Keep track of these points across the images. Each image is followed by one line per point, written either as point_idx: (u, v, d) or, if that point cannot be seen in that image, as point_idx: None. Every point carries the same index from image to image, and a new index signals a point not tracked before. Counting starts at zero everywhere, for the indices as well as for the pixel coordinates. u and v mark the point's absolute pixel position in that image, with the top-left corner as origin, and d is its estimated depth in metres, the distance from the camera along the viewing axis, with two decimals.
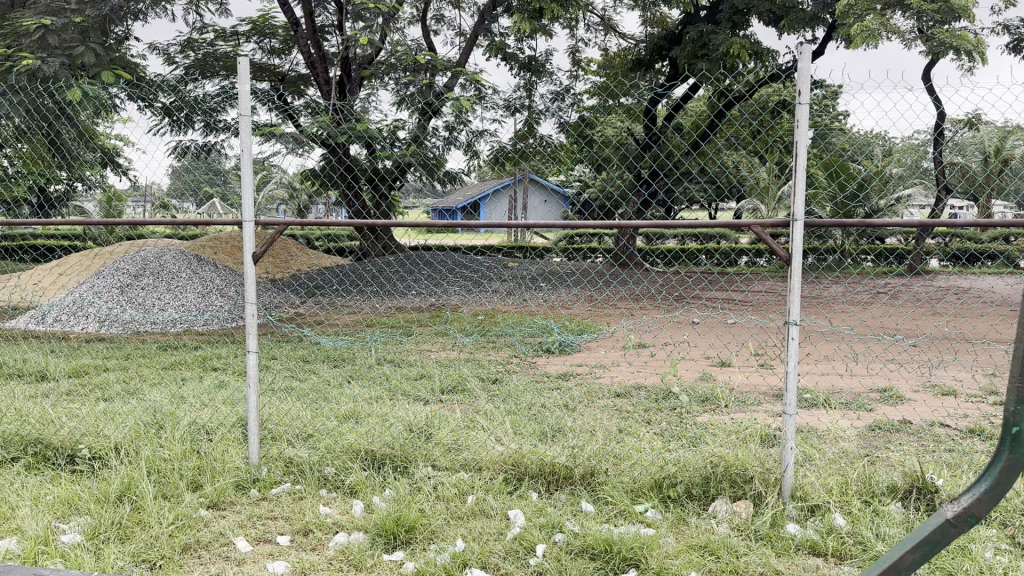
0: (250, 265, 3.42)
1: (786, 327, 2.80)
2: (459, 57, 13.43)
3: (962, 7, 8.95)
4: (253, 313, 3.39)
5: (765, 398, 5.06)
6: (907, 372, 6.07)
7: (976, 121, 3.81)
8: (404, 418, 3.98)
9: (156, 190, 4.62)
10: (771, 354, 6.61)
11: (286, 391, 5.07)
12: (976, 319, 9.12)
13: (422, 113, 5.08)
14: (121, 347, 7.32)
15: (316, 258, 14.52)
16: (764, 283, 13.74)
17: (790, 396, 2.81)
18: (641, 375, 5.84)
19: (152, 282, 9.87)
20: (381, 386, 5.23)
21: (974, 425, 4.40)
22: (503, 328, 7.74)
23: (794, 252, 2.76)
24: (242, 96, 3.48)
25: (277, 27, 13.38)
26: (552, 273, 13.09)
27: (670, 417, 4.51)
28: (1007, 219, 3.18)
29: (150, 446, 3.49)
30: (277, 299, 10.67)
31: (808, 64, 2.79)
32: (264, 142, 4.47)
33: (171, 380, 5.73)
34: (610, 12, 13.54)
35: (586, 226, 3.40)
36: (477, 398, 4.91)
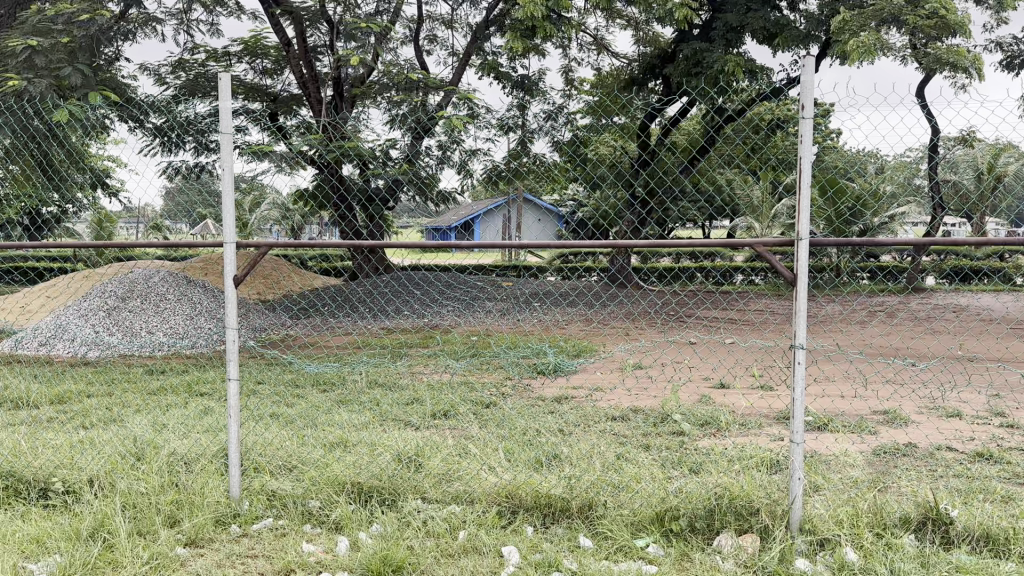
0: (230, 288, 3.27)
1: (792, 351, 2.67)
2: (452, 77, 13.37)
3: (959, 23, 8.92)
4: (235, 339, 3.25)
5: (767, 422, 4.92)
6: (909, 393, 5.94)
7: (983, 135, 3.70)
8: (393, 446, 3.82)
9: (146, 212, 4.50)
10: (770, 374, 6.49)
11: (271, 417, 4.91)
12: (976, 337, 9.01)
13: (413, 131, 4.97)
14: (105, 372, 7.15)
15: (308, 279, 14.38)
16: (761, 302, 13.63)
17: (798, 422, 2.68)
18: (638, 398, 5.70)
19: (140, 304, 9.71)
20: (371, 411, 5.08)
21: (982, 449, 4.26)
22: (496, 349, 7.60)
23: (799, 273, 2.64)
24: (224, 113, 3.34)
25: (268, 48, 13.30)
26: (547, 293, 12.96)
27: (669, 443, 4.36)
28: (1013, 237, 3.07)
29: (127, 479, 3.33)
30: (268, 321, 10.52)
31: (811, 75, 2.68)
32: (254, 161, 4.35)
33: (155, 406, 5.57)
34: (603, 31, 13.51)
35: (584, 247, 3.28)
36: (470, 424, 4.76)
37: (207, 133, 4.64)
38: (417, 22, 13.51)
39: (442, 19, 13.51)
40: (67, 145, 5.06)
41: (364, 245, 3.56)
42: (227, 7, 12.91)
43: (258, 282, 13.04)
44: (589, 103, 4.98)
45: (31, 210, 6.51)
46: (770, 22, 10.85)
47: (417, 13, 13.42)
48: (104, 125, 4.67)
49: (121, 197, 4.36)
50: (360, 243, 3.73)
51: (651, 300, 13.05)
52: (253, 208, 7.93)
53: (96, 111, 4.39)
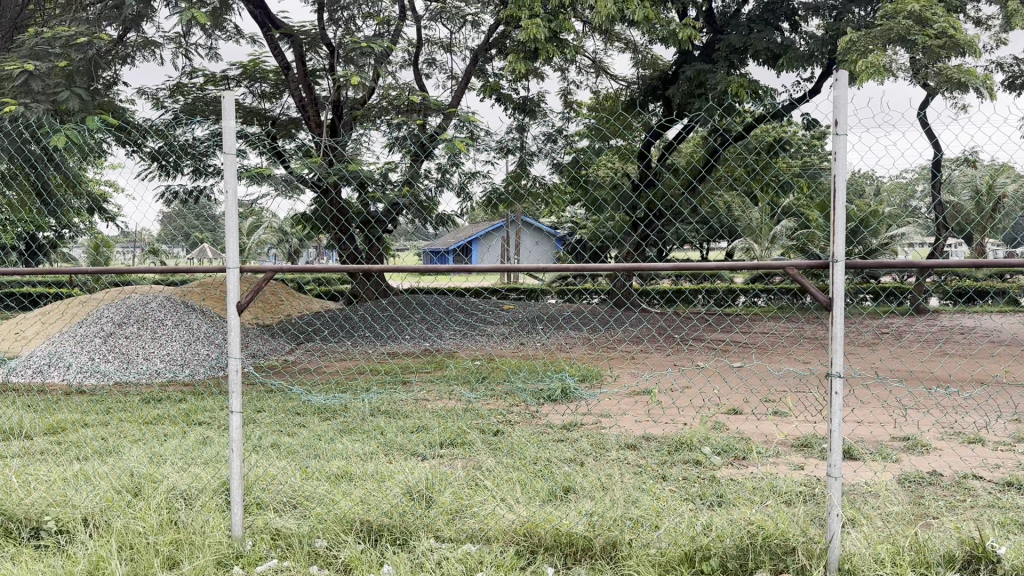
0: (233, 315, 3.12)
1: (828, 380, 2.53)
2: (451, 99, 13.32)
3: (967, 43, 8.82)
4: (238, 369, 3.09)
5: (785, 449, 4.76)
6: (926, 419, 5.79)
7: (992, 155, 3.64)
8: (403, 478, 3.68)
9: (146, 237, 4.39)
10: (784, 398, 6.34)
11: (273, 448, 4.75)
12: (985, 360, 8.87)
13: (414, 153, 4.90)
14: (101, 400, 6.96)
15: (307, 304, 14.21)
16: (765, 325, 13.50)
17: (837, 454, 2.54)
18: (650, 425, 5.54)
19: (137, 330, 9.56)
20: (375, 440, 4.92)
21: (1010, 477, 4.12)
22: (501, 374, 7.45)
23: (835, 297, 2.52)
24: (228, 132, 3.19)
25: (268, 72, 13.23)
26: (549, 316, 12.83)
27: (686, 472, 4.22)
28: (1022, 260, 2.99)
29: (124, 518, 3.18)
30: (267, 346, 10.37)
31: (844, 90, 2.56)
32: (252, 185, 4.26)
33: (152, 436, 5.40)
34: (602, 54, 13.50)
35: (597, 270, 3.16)
36: (478, 453, 4.61)
37: (208, 157, 4.55)
38: (417, 45, 13.48)
39: (441, 43, 13.49)
40: (67, 168, 4.95)
41: (371, 268, 3.42)
42: (226, 31, 12.88)
43: (258, 307, 12.89)
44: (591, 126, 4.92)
45: (27, 236, 6.39)
46: (774, 44, 10.82)
47: (417, 37, 13.41)
48: (103, 149, 4.55)
49: (120, 223, 4.26)
50: (363, 268, 3.60)
51: (651, 322, 12.94)
52: (253, 233, 7.83)
53: (96, 136, 4.29)
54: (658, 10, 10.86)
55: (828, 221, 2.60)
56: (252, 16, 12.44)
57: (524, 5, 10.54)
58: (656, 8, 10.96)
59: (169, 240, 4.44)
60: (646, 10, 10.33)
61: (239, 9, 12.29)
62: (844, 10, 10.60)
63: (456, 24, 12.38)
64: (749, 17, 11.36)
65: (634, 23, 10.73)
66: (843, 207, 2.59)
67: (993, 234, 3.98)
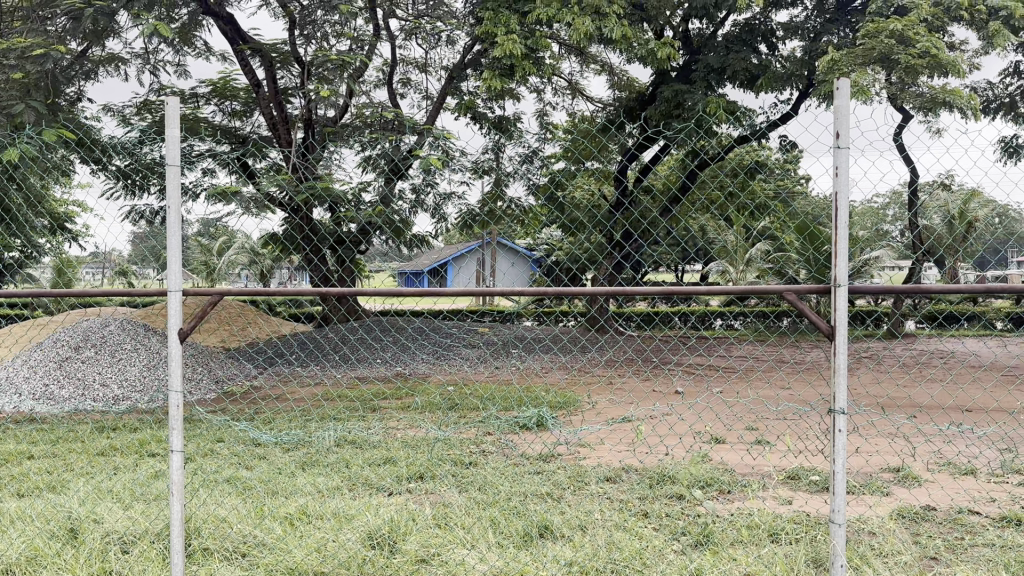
0: (175, 344, 2.83)
1: (832, 418, 2.31)
2: (426, 119, 13.09)
3: (949, 63, 8.72)
4: (178, 404, 2.80)
5: (769, 482, 4.50)
6: (913, 448, 5.59)
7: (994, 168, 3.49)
8: (364, 521, 3.38)
9: (113, 258, 4.15)
10: (766, 427, 6.10)
11: (227, 483, 4.43)
12: (969, 386, 8.70)
13: (385, 173, 4.70)
14: (50, 429, 6.57)
15: (277, 326, 13.83)
16: (743, 349, 13.35)
17: (841, 497, 2.36)
18: (630, 456, 5.27)
19: (95, 353, 9.19)
20: (340, 474, 4.62)
21: (1006, 511, 3.89)
22: (474, 401, 7.14)
23: (838, 326, 2.31)
24: (171, 143, 2.90)
25: (238, 90, 12.93)
26: (524, 339, 12.57)
27: (669, 508, 3.96)
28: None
29: (50, 571, 2.87)
30: (231, 372, 9.98)
31: (846, 99, 2.35)
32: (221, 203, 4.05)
33: (101, 469, 5.06)
34: (578, 75, 13.39)
35: (573, 294, 2.91)
36: (448, 487, 4.32)
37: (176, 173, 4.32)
38: (391, 64, 13.28)
39: (416, 63, 13.28)
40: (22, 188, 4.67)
41: (332, 292, 3.13)
42: (195, 48, 12.59)
43: (224, 329, 12.50)
44: (566, 147, 4.74)
45: None
46: (753, 64, 10.76)
47: (391, 56, 13.20)
48: (62, 164, 4.28)
49: (83, 244, 4.01)
50: (327, 291, 3.31)
51: (630, 346, 12.74)
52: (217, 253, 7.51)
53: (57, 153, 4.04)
54: (636, 30, 10.76)
55: (827, 243, 2.39)
56: (222, 31, 12.20)
57: (500, 22, 10.37)
58: (633, 27, 10.86)
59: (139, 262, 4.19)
60: (624, 29, 10.21)
61: (209, 25, 12.05)
62: (823, 32, 10.56)
63: (430, 42, 12.20)
64: (727, 38, 11.29)
65: (611, 42, 10.60)
66: (844, 229, 2.39)
67: (991, 256, 3.81)
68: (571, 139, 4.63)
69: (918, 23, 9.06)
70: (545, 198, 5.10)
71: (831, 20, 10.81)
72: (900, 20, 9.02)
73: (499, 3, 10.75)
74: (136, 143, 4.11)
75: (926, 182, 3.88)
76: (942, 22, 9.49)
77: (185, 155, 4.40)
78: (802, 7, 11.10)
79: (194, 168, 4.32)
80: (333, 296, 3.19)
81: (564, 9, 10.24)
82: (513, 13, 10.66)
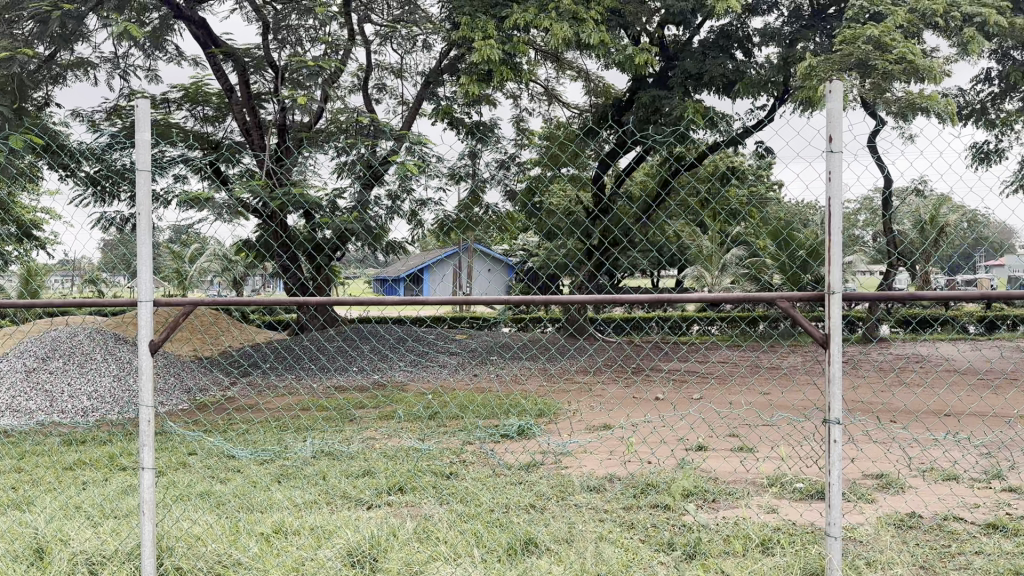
0: (145, 357, 2.72)
1: (827, 428, 2.30)
2: (402, 125, 12.98)
3: (926, 68, 8.77)
4: (149, 420, 2.69)
5: (754, 490, 4.44)
6: (894, 453, 5.58)
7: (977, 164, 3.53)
8: (344, 538, 3.27)
9: (85, 266, 4.01)
10: (748, 433, 6.07)
11: (202, 499, 4.31)
12: (946, 390, 8.74)
13: (362, 179, 4.62)
14: (16, 444, 6.37)
15: (250, 335, 13.63)
16: (721, 354, 13.37)
17: (837, 507, 2.36)
18: (613, 464, 5.21)
19: (63, 364, 8.96)
20: (317, 487, 4.50)
21: (993, 518, 3.86)
22: (454, 410, 7.04)
23: (832, 333, 2.29)
24: (142, 147, 2.79)
25: (210, 95, 12.73)
26: (502, 346, 12.50)
27: (654, 519, 3.88)
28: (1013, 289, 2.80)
29: None
30: (205, 382, 9.78)
31: (838, 102, 2.31)
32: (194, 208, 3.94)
33: (69, 484, 4.90)
34: (554, 81, 13.36)
35: (555, 302, 2.85)
36: (429, 499, 4.22)
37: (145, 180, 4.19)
38: (366, 69, 13.17)
39: (391, 68, 13.17)
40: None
41: (310, 302, 3.03)
42: (167, 52, 12.39)
43: (197, 338, 12.29)
44: (543, 152, 4.69)
45: None
46: (729, 70, 10.87)
47: (366, 61, 13.08)
48: (29, 170, 4.14)
49: (53, 252, 3.88)
50: (303, 299, 3.21)
51: (608, 352, 12.71)
52: (190, 259, 7.37)
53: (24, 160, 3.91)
54: (613, 35, 10.74)
55: (820, 249, 2.36)
56: (194, 35, 12.03)
57: (477, 27, 10.30)
58: (611, 32, 10.84)
59: (109, 269, 4.07)
60: (602, 34, 10.19)
61: (181, 29, 11.87)
62: (799, 38, 10.61)
63: (406, 47, 12.10)
64: (704, 44, 11.32)
65: (588, 47, 10.58)
66: (837, 234, 2.36)
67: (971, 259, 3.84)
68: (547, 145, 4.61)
69: (894, 30, 9.12)
70: (524, 205, 5.06)
71: (807, 26, 10.87)
72: (876, 26, 9.09)
73: (476, 8, 10.69)
74: (106, 147, 4.00)
75: (908, 185, 3.89)
76: (917, 28, 9.57)
77: (156, 160, 4.28)
78: (778, 13, 11.16)
79: (166, 175, 4.20)
80: (310, 305, 3.09)
81: (542, 14, 10.25)
82: (490, 17, 10.60)
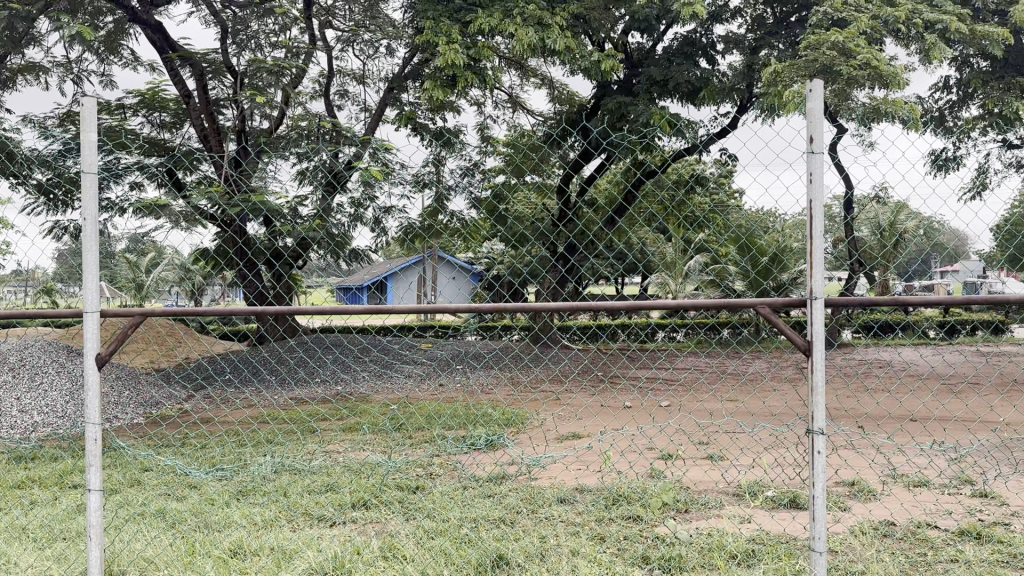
0: (93, 371, 2.56)
1: (810, 438, 2.32)
2: (364, 132, 12.81)
3: (890, 75, 8.85)
4: (97, 439, 2.53)
5: (728, 499, 4.38)
6: (863, 459, 5.57)
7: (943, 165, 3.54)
8: (307, 562, 3.12)
9: (41, 276, 3.83)
10: (717, 441, 6.02)
11: (158, 517, 4.12)
12: (910, 396, 8.81)
13: (325, 187, 4.50)
14: None
15: (209, 346, 13.32)
16: (687, 361, 13.40)
17: (821, 520, 2.37)
18: (583, 474, 5.11)
19: (11, 378, 8.63)
20: (278, 504, 4.34)
21: (966, 525, 3.84)
22: (420, 421, 6.90)
23: (815, 340, 2.31)
24: (86, 149, 2.63)
25: (167, 101, 12.44)
26: (468, 355, 12.36)
27: (628, 531, 3.80)
28: (990, 297, 2.78)
29: None
30: (162, 395, 9.50)
31: (818, 103, 2.30)
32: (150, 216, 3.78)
33: (14, 504, 4.66)
34: (518, 88, 13.30)
35: (530, 310, 2.78)
36: (396, 514, 4.09)
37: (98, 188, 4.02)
38: (328, 76, 12.99)
39: (353, 74, 13.01)
40: None
41: (273, 312, 2.89)
42: (122, 57, 12.09)
43: (154, 350, 11.96)
44: (508, 159, 4.62)
45: None
46: (694, 77, 10.94)
47: (327, 67, 12.91)
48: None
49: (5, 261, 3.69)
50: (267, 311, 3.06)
51: (575, 360, 12.66)
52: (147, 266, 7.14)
53: None
54: (579, 41, 10.72)
55: (803, 252, 2.36)
56: (150, 40, 11.74)
57: (441, 32, 10.20)
58: (576, 38, 10.82)
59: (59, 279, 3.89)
60: (567, 39, 10.16)
61: (137, 33, 11.59)
62: (762, 45, 10.70)
63: (369, 52, 11.95)
64: (669, 51, 11.38)
65: (554, 53, 10.53)
66: (818, 237, 2.36)
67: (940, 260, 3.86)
68: (513, 151, 4.55)
69: (857, 37, 9.22)
70: (489, 212, 5.00)
71: (770, 34, 10.97)
72: (840, 33, 9.18)
73: (439, 12, 10.61)
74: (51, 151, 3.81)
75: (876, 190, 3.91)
76: (880, 35, 9.68)
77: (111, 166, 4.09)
78: (741, 21, 11.25)
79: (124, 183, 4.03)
80: (271, 314, 2.96)
81: (506, 19, 10.18)
82: (454, 22, 10.52)
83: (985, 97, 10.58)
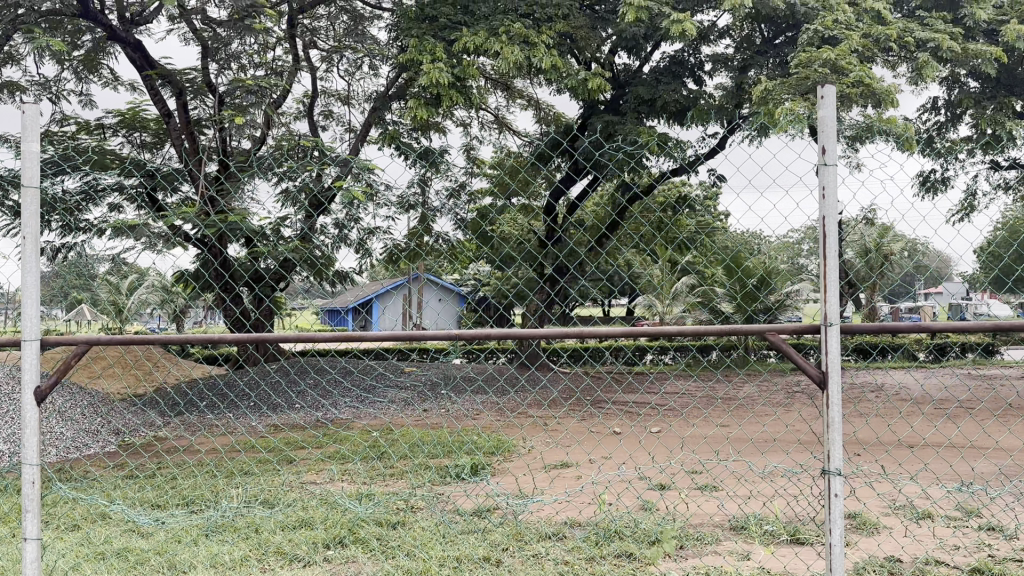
0: (31, 407, 2.48)
1: (827, 480, 2.24)
2: (349, 153, 12.63)
3: (883, 93, 8.75)
4: (33, 482, 2.48)
5: (724, 533, 4.16)
6: (862, 488, 5.36)
7: (942, 186, 3.43)
8: None
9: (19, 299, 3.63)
10: (711, 471, 5.79)
11: (117, 556, 3.85)
12: (905, 421, 8.63)
13: (306, 209, 4.33)
14: None
15: (189, 370, 13.01)
16: (676, 385, 13.20)
17: (839, 567, 2.26)
18: (574, 506, 4.88)
19: None
20: (248, 542, 4.07)
21: (976, 561, 3.63)
22: (401, 449, 6.64)
23: (831, 369, 2.22)
24: (30, 158, 2.50)
25: (148, 121, 12.22)
26: (453, 380, 12.12)
27: (620, 570, 3.56)
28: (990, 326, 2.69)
29: None
30: (134, 422, 9.18)
31: (831, 112, 2.26)
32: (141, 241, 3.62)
33: None
34: (504, 109, 13.17)
35: (526, 336, 2.63)
36: (372, 555, 3.83)
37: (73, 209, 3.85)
38: (312, 96, 12.83)
39: (337, 95, 12.82)
40: None
41: (250, 338, 2.72)
42: (102, 77, 11.87)
43: (129, 375, 11.65)
44: (496, 181, 4.48)
45: None
46: (682, 96, 10.86)
47: (311, 87, 12.75)
48: None
49: None
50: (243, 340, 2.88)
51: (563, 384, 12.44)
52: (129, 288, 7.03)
53: None
54: (566, 60, 10.60)
55: (815, 277, 2.27)
56: (129, 58, 11.54)
57: (426, 50, 10.07)
58: (564, 57, 10.70)
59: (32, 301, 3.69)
60: (554, 58, 10.03)
61: (116, 52, 11.37)
62: (750, 64, 10.65)
63: (353, 72, 11.81)
64: (657, 71, 11.31)
65: (540, 73, 10.40)
66: (832, 256, 2.24)
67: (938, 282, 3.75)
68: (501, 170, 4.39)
69: (849, 55, 9.15)
70: (473, 233, 4.84)
71: (759, 54, 10.90)
72: (832, 51, 9.12)
73: (425, 30, 10.48)
74: (8, 171, 3.69)
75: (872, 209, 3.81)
76: (871, 53, 9.63)
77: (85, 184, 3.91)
78: (730, 41, 11.20)
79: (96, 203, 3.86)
80: (248, 342, 2.77)
81: (493, 38, 10.03)
82: (439, 40, 10.36)
83: (976, 117, 10.52)
